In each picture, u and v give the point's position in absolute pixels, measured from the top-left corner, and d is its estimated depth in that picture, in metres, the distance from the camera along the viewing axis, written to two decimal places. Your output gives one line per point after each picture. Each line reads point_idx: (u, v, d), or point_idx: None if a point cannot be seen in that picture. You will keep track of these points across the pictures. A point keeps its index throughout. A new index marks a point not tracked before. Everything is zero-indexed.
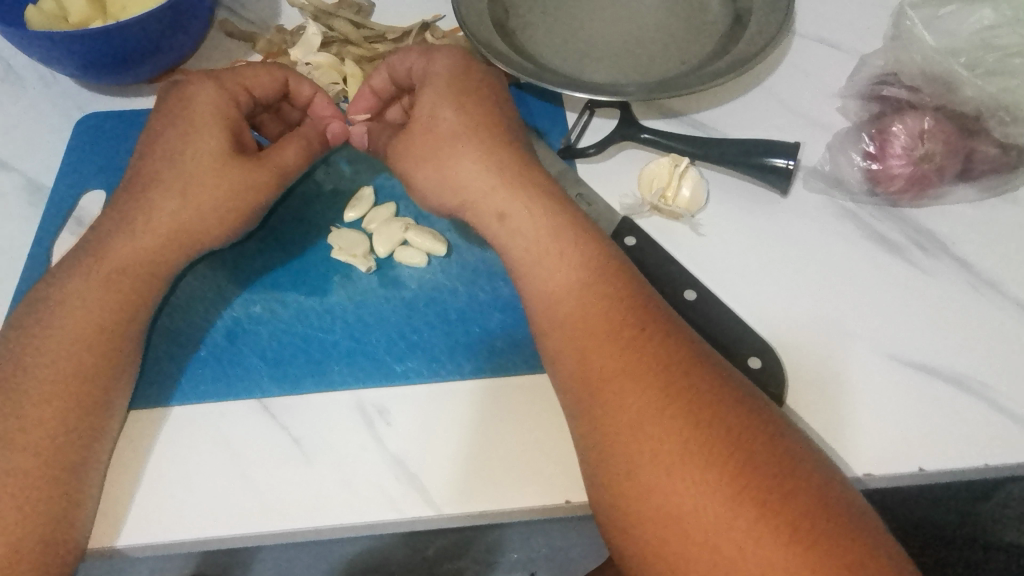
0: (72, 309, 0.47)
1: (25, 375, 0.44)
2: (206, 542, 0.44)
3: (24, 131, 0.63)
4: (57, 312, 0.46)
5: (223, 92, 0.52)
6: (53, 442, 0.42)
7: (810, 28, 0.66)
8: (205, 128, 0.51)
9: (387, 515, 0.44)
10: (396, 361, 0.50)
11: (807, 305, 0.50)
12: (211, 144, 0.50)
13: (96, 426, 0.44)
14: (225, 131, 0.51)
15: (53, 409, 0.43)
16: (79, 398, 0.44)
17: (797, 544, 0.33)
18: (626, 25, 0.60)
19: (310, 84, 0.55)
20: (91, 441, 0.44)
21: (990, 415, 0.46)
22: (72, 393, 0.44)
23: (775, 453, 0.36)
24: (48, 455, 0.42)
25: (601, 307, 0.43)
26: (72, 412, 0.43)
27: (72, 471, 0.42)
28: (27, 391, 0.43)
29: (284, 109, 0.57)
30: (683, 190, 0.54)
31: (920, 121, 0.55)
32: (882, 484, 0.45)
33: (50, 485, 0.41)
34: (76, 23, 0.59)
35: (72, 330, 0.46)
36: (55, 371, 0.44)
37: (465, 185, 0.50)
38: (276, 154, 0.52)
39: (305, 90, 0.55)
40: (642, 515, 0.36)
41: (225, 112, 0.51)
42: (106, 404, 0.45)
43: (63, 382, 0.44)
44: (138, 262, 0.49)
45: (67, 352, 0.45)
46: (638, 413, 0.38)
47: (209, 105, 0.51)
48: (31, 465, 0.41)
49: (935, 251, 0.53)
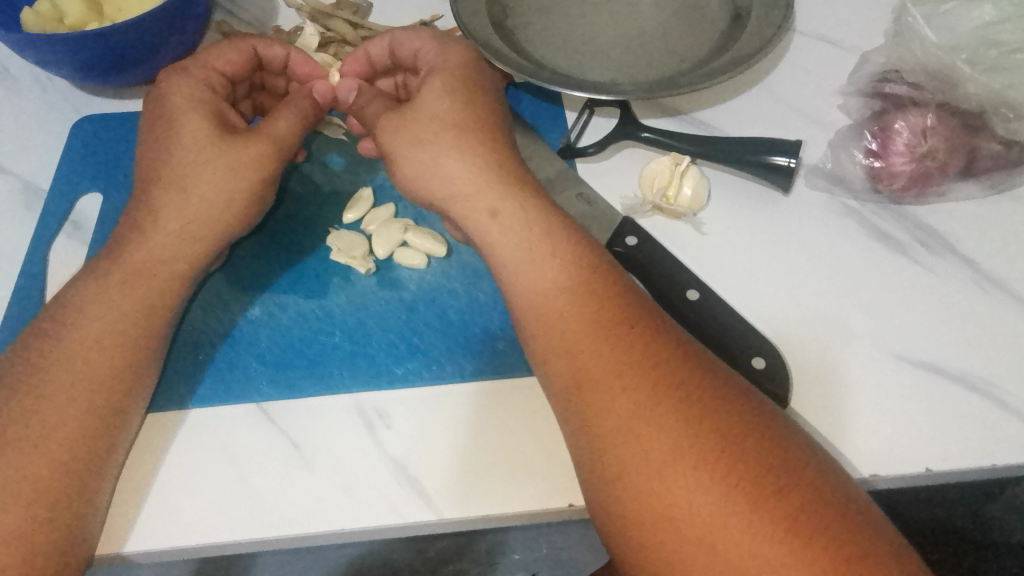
0: (85, 313, 0.46)
1: (41, 378, 0.43)
2: (202, 549, 0.44)
3: (19, 133, 0.63)
4: (73, 315, 0.46)
5: (190, 75, 0.52)
6: (68, 448, 0.41)
7: (810, 25, 0.65)
8: (185, 115, 0.50)
9: (387, 518, 0.44)
10: (396, 363, 0.50)
11: (809, 304, 0.50)
12: (196, 129, 0.50)
13: (113, 432, 0.44)
14: (208, 115, 0.51)
15: (68, 414, 0.42)
16: (94, 403, 0.43)
17: (795, 539, 0.33)
18: (625, 24, 0.60)
19: (281, 46, 0.55)
20: (108, 448, 0.43)
21: (996, 413, 0.45)
22: (88, 398, 0.43)
23: (771, 449, 0.36)
24: (65, 461, 0.41)
25: (597, 306, 0.42)
26: (88, 416, 0.43)
27: (86, 478, 0.42)
28: (40, 397, 0.42)
29: (261, 81, 0.58)
30: (685, 189, 0.54)
31: (922, 118, 0.54)
32: (888, 484, 0.44)
33: (64, 493, 0.40)
34: (70, 25, 0.58)
35: (84, 331, 0.45)
36: (75, 373, 0.44)
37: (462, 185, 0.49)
38: (269, 126, 0.52)
39: (278, 51, 0.55)
40: (639, 519, 0.36)
41: (205, 98, 0.51)
42: (123, 408, 0.44)
43: (78, 386, 0.43)
44: (153, 262, 0.48)
45: (83, 356, 0.44)
46: (632, 414, 0.38)
47: (183, 94, 0.51)
48: (43, 472, 0.40)
49: (938, 248, 0.52)
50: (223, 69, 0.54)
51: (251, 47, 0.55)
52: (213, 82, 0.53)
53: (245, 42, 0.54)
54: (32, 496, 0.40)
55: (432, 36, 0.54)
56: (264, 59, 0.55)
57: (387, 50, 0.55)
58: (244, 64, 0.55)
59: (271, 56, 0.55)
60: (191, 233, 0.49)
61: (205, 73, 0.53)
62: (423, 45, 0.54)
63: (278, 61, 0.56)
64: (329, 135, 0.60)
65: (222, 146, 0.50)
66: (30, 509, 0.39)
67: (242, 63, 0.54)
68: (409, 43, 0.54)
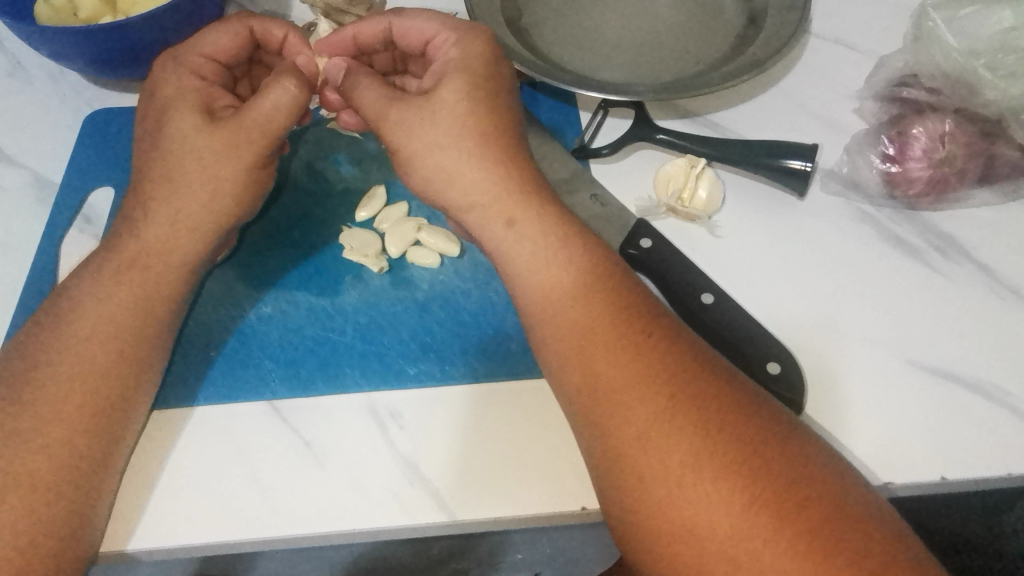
0: (91, 309, 0.45)
1: (44, 375, 0.43)
2: (213, 547, 0.44)
3: (30, 126, 0.63)
4: (78, 310, 0.45)
5: (181, 64, 0.51)
6: (73, 448, 0.41)
7: (827, 28, 0.65)
8: (173, 101, 0.49)
9: (399, 520, 0.43)
10: (408, 362, 0.50)
11: (824, 308, 0.50)
12: (190, 119, 0.48)
13: (117, 430, 0.43)
14: (198, 102, 0.49)
15: (74, 410, 0.42)
16: (99, 403, 0.43)
17: (816, 550, 0.33)
18: (639, 24, 0.59)
19: (280, 26, 0.53)
20: (111, 446, 0.43)
21: (1011, 422, 0.45)
22: (91, 395, 0.43)
23: (788, 459, 0.36)
24: (70, 460, 0.41)
25: (610, 311, 0.42)
26: (91, 414, 0.43)
27: (91, 475, 0.42)
28: (47, 393, 0.42)
29: (263, 58, 0.56)
30: (700, 191, 0.54)
31: (940, 124, 0.54)
32: (903, 493, 0.44)
33: (68, 489, 0.40)
34: (84, 18, 0.58)
35: (91, 327, 0.45)
36: (77, 370, 0.43)
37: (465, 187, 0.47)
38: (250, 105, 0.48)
39: (277, 33, 0.53)
40: (656, 527, 0.36)
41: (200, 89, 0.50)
42: (128, 408, 0.44)
43: (83, 383, 0.43)
44: (159, 258, 0.48)
45: (91, 351, 0.44)
46: (647, 422, 0.37)
47: (175, 83, 0.50)
48: (49, 471, 0.40)
49: (954, 254, 0.52)
50: (218, 56, 0.53)
51: (247, 25, 0.53)
52: (207, 67, 0.52)
53: (240, 22, 0.53)
54: (41, 492, 0.40)
55: (436, 23, 0.51)
56: (260, 39, 0.54)
57: (383, 30, 0.53)
58: (242, 46, 0.53)
59: (268, 37, 0.54)
60: (209, 234, 0.49)
61: (197, 59, 0.51)
62: (433, 32, 0.51)
63: (277, 41, 0.54)
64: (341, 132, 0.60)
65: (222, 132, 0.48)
66: (37, 507, 0.39)
67: (238, 46, 0.53)
68: (406, 33, 0.52)
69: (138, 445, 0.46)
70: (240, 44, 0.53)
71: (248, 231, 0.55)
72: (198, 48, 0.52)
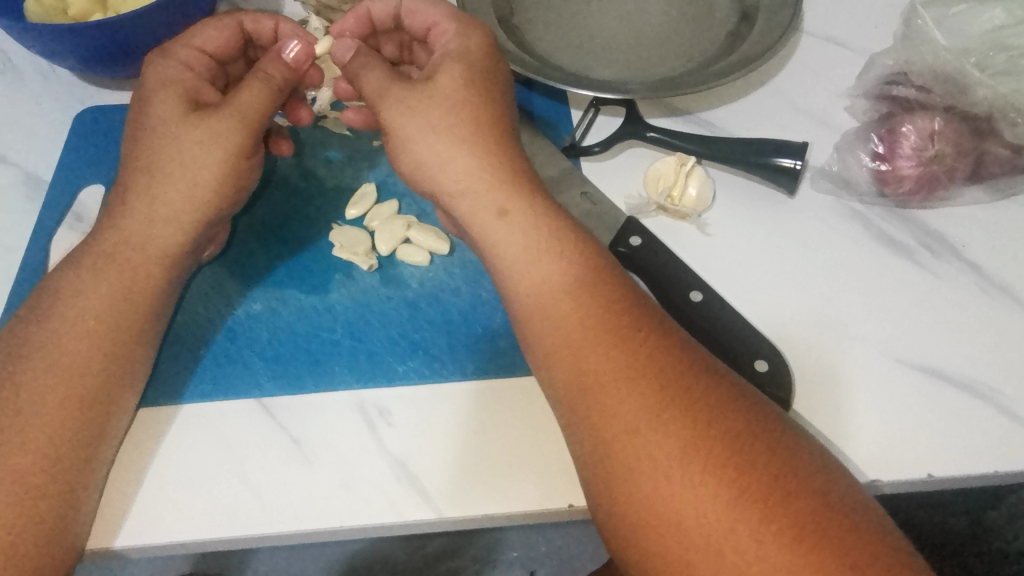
0: (75, 306, 0.45)
1: (28, 371, 0.43)
2: (203, 543, 0.44)
3: (21, 124, 0.62)
4: (62, 306, 0.45)
5: (168, 56, 0.50)
6: (56, 444, 0.41)
7: (820, 27, 0.65)
8: (160, 97, 0.49)
9: (387, 517, 0.43)
10: (397, 361, 0.50)
11: (813, 305, 0.50)
12: (176, 115, 0.48)
13: (100, 427, 0.43)
14: (183, 97, 0.49)
15: (58, 406, 0.42)
16: (83, 399, 0.43)
17: (801, 546, 0.33)
18: (631, 22, 0.59)
19: (268, 17, 0.54)
20: (95, 443, 0.43)
21: (998, 421, 0.45)
22: (75, 392, 0.43)
23: (774, 455, 0.36)
24: (54, 457, 0.41)
25: (597, 307, 0.41)
26: (75, 410, 0.42)
27: (75, 472, 0.41)
28: (31, 389, 0.42)
29: (256, 54, 0.57)
30: (689, 189, 0.54)
31: (930, 122, 0.54)
32: (890, 489, 0.44)
33: (52, 485, 0.40)
34: (74, 16, 0.58)
35: (75, 324, 0.45)
36: (61, 366, 0.43)
37: (452, 184, 0.46)
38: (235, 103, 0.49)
39: (266, 24, 0.54)
40: (642, 523, 0.36)
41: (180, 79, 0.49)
42: (112, 404, 0.44)
43: (67, 380, 0.43)
44: (144, 255, 0.47)
45: (75, 348, 0.44)
46: (634, 418, 0.37)
47: (158, 74, 0.49)
48: (33, 468, 0.40)
49: (943, 252, 0.52)
50: (207, 48, 0.52)
51: (237, 19, 0.53)
52: (197, 61, 0.52)
53: (230, 16, 0.53)
54: (25, 488, 0.39)
55: (425, 20, 0.51)
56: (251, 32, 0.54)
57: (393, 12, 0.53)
58: (232, 40, 0.53)
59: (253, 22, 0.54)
60: (197, 231, 0.49)
61: (186, 51, 0.51)
62: (442, 16, 0.51)
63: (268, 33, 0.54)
64: (332, 130, 0.60)
65: (207, 128, 0.48)
66: (20, 504, 0.39)
67: (227, 38, 0.53)
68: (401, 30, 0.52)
69: (124, 443, 0.46)
70: (230, 39, 0.53)
71: (237, 229, 0.56)
72: (189, 42, 0.52)
